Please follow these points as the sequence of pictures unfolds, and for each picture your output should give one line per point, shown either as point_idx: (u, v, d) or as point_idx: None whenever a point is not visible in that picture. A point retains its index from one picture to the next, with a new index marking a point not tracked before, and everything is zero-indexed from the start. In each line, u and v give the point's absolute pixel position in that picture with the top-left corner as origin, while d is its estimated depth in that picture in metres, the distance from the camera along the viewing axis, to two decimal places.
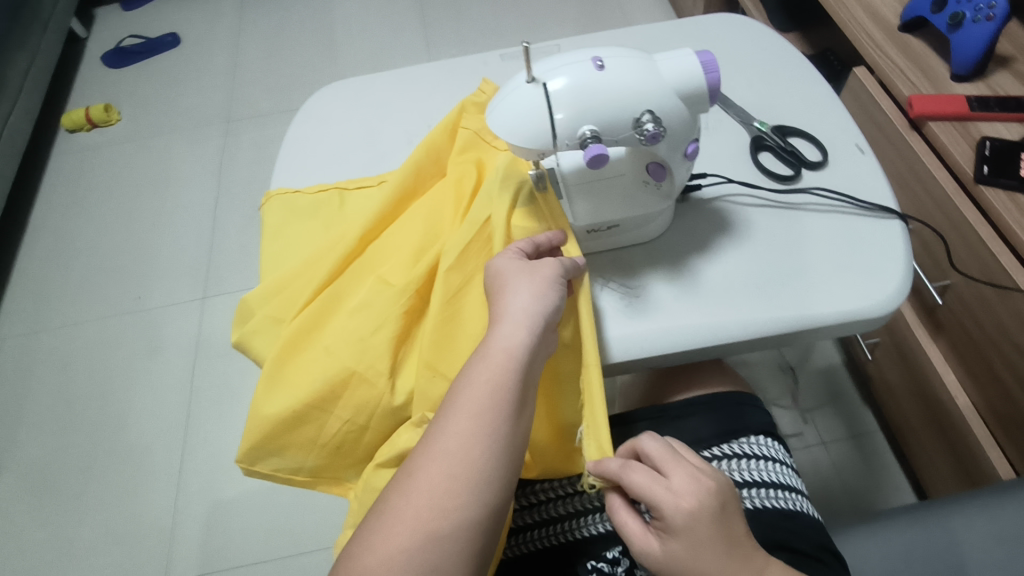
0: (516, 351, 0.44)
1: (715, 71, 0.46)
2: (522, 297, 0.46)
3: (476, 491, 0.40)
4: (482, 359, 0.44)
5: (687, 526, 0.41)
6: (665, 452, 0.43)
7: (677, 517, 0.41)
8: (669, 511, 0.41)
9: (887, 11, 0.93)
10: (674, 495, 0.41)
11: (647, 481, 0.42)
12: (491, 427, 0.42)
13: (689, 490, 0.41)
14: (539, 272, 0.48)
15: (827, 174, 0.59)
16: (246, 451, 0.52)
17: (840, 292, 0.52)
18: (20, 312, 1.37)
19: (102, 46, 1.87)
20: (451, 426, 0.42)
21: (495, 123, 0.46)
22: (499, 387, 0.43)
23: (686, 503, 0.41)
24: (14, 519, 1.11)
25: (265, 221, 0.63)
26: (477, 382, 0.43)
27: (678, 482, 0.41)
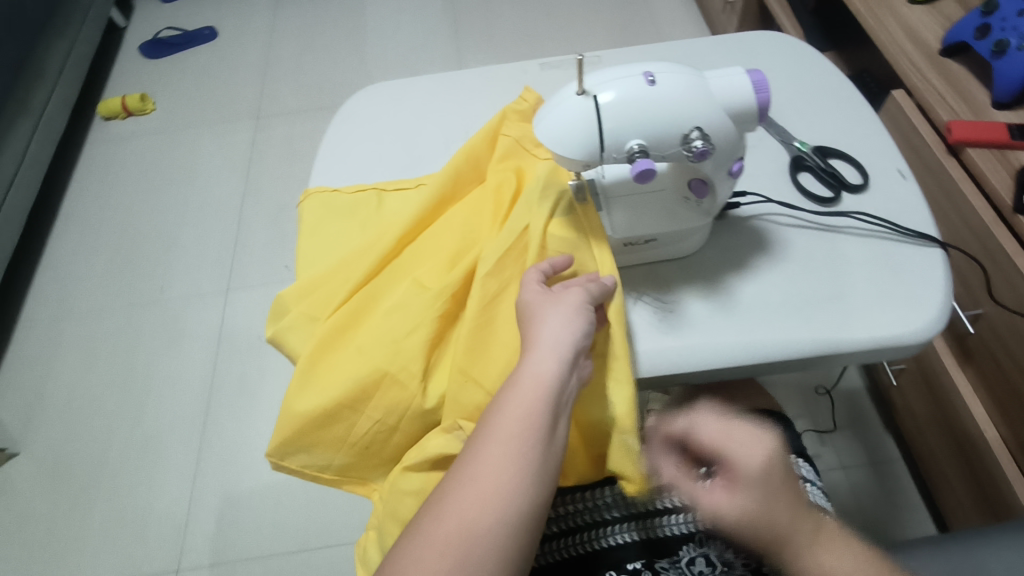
0: (548, 380, 0.44)
1: (765, 90, 0.45)
2: (553, 324, 0.46)
3: (506, 520, 0.39)
4: (515, 385, 0.44)
5: (747, 475, 0.44)
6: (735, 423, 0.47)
7: (737, 464, 0.44)
8: (731, 459, 0.45)
9: (928, 34, 0.92)
10: (735, 446, 0.45)
11: (715, 434, 0.46)
12: (522, 457, 0.41)
13: (751, 446, 0.45)
14: (565, 301, 0.48)
15: (867, 197, 0.59)
16: (276, 446, 0.53)
17: (878, 318, 0.52)
18: (48, 294, 1.40)
19: (140, 37, 1.91)
20: (483, 452, 0.41)
21: (543, 133, 0.46)
22: (531, 415, 0.42)
23: (749, 455, 0.44)
24: (33, 498, 1.13)
25: (302, 219, 0.64)
26: (508, 409, 0.43)
27: (739, 438, 0.46)
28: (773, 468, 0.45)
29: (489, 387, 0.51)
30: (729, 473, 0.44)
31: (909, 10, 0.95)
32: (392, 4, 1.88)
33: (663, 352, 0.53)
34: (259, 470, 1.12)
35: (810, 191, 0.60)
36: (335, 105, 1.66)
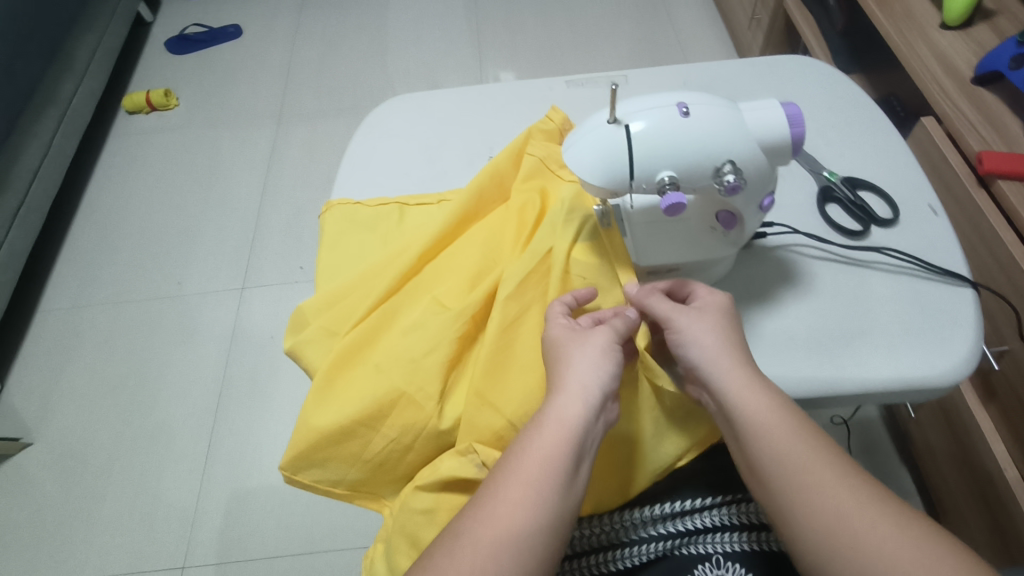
0: (572, 426, 0.43)
1: (801, 124, 0.45)
2: (580, 366, 0.45)
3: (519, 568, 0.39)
4: (536, 428, 0.43)
5: (723, 319, 0.48)
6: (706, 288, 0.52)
7: (715, 308, 0.48)
8: (710, 302, 0.49)
9: (960, 61, 0.90)
10: (713, 297, 0.49)
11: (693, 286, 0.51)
12: (541, 506, 0.41)
13: (726, 300, 0.50)
14: (594, 342, 0.47)
15: (897, 232, 0.58)
16: (289, 460, 0.53)
17: (902, 357, 0.51)
18: (67, 284, 1.41)
19: (166, 33, 1.93)
20: (500, 497, 0.41)
21: (572, 159, 0.46)
22: (551, 461, 0.42)
23: (725, 307, 0.49)
24: (44, 487, 1.14)
25: (324, 230, 0.64)
26: (528, 454, 0.42)
27: (715, 293, 0.50)
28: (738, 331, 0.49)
29: (505, 411, 0.50)
30: (707, 313, 0.48)
31: (941, 36, 0.94)
32: (416, 9, 1.89)
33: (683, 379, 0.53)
34: (266, 470, 1.12)
35: (839, 224, 0.59)
36: (356, 108, 1.66)
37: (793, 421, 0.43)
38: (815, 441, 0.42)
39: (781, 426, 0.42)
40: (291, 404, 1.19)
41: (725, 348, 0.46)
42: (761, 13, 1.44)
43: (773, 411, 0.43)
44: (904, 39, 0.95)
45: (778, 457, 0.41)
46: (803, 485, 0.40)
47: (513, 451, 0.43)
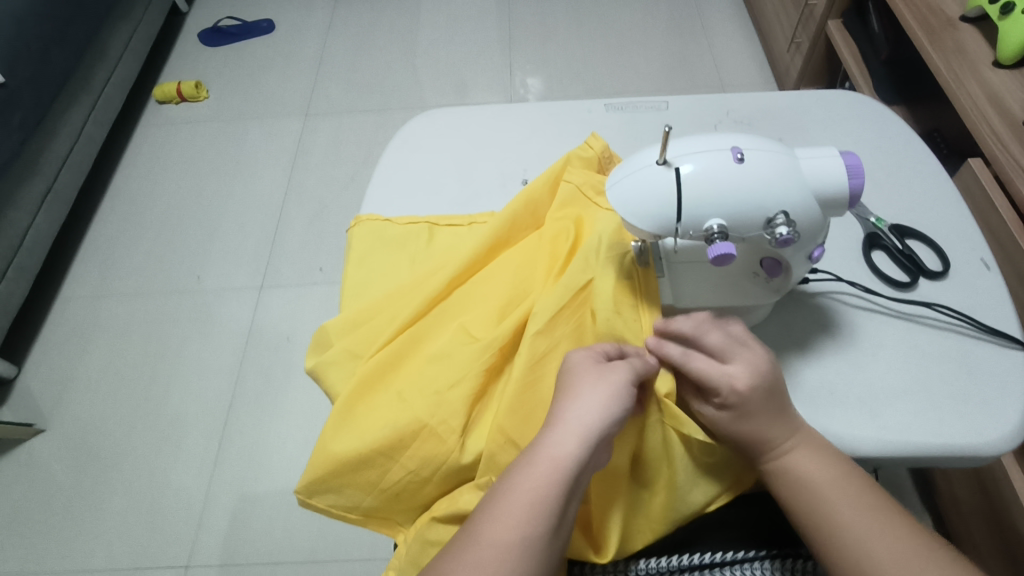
0: (564, 464, 0.43)
1: (860, 176, 0.43)
2: (586, 405, 0.44)
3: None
4: (531, 464, 0.43)
5: (766, 393, 0.46)
6: (743, 329, 0.49)
7: (757, 384, 0.46)
8: (749, 381, 0.46)
9: (1010, 97, 0.87)
10: (751, 359, 0.47)
11: (724, 345, 0.47)
12: (523, 543, 0.41)
13: (765, 360, 0.47)
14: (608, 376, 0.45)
15: (946, 288, 0.55)
16: (305, 484, 0.51)
17: (949, 421, 0.48)
18: (89, 272, 1.42)
19: (200, 24, 1.94)
20: (486, 530, 0.42)
21: (616, 199, 0.44)
22: (540, 497, 0.42)
23: (764, 371, 0.46)
24: (54, 476, 1.15)
25: (351, 245, 0.63)
26: (518, 489, 0.42)
27: (753, 355, 0.47)
28: (782, 380, 0.48)
29: None
30: (747, 394, 0.46)
31: (993, 73, 0.90)
32: (449, 12, 1.88)
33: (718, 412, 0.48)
34: (275, 473, 1.11)
35: (884, 273, 0.57)
36: (383, 109, 1.66)
37: (842, 508, 0.44)
38: (871, 523, 0.43)
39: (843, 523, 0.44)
40: (303, 407, 1.18)
41: (772, 424, 0.46)
42: (800, 36, 1.41)
43: (819, 473, 0.45)
44: (952, 73, 0.92)
45: (825, 529, 0.44)
46: (849, 547, 0.43)
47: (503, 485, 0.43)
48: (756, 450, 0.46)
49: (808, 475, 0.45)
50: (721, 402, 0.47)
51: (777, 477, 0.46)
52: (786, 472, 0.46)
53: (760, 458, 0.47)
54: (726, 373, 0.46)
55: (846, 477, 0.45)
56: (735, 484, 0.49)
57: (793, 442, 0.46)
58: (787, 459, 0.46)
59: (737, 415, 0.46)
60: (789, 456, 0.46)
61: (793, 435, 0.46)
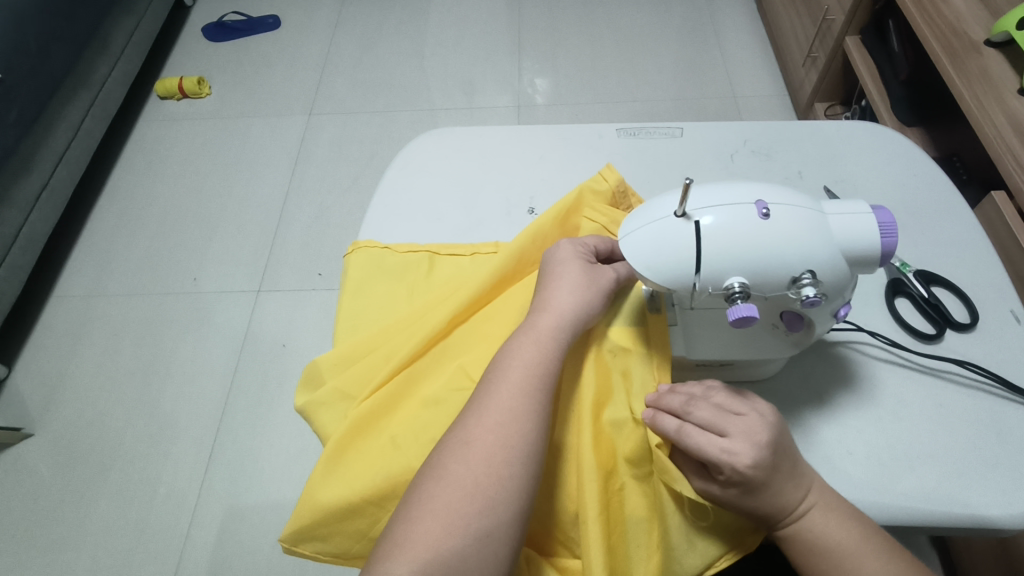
0: (531, 363, 0.44)
1: (893, 234, 0.40)
2: (548, 313, 0.46)
3: (484, 510, 0.39)
4: (499, 366, 0.45)
5: (770, 463, 0.41)
6: (726, 395, 0.44)
7: (760, 457, 0.41)
8: (750, 456, 0.41)
9: None
10: (746, 428, 0.42)
11: (715, 418, 0.42)
12: (499, 439, 0.41)
13: (760, 426, 0.42)
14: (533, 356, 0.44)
15: (973, 342, 0.53)
16: (290, 532, 0.48)
17: (975, 489, 0.46)
18: (84, 270, 1.40)
19: (205, 19, 1.91)
20: (466, 435, 0.42)
21: (630, 250, 0.42)
22: (507, 397, 0.43)
23: (762, 439, 0.41)
24: (42, 479, 1.13)
25: (348, 273, 0.60)
26: (489, 394, 0.43)
27: (746, 424, 0.42)
28: (785, 432, 0.43)
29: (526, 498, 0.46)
30: (752, 470, 0.40)
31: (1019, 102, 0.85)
32: (458, 12, 1.84)
33: (718, 488, 0.42)
34: (265, 486, 1.09)
35: (909, 324, 0.54)
36: (387, 111, 1.62)
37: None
38: None
39: None
40: (297, 419, 1.15)
41: (783, 491, 0.41)
42: (817, 50, 1.37)
43: (840, 537, 0.41)
44: (976, 102, 0.87)
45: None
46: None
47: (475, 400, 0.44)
48: (770, 519, 0.42)
49: (830, 541, 0.41)
50: (727, 480, 0.42)
51: (796, 544, 0.42)
52: (805, 540, 0.42)
53: (775, 524, 0.43)
54: (724, 449, 0.41)
55: (869, 540, 0.41)
56: (738, 546, 0.45)
57: (807, 503, 0.42)
58: (804, 524, 0.42)
59: (746, 490, 0.41)
60: (806, 519, 0.42)
61: (806, 496, 0.42)
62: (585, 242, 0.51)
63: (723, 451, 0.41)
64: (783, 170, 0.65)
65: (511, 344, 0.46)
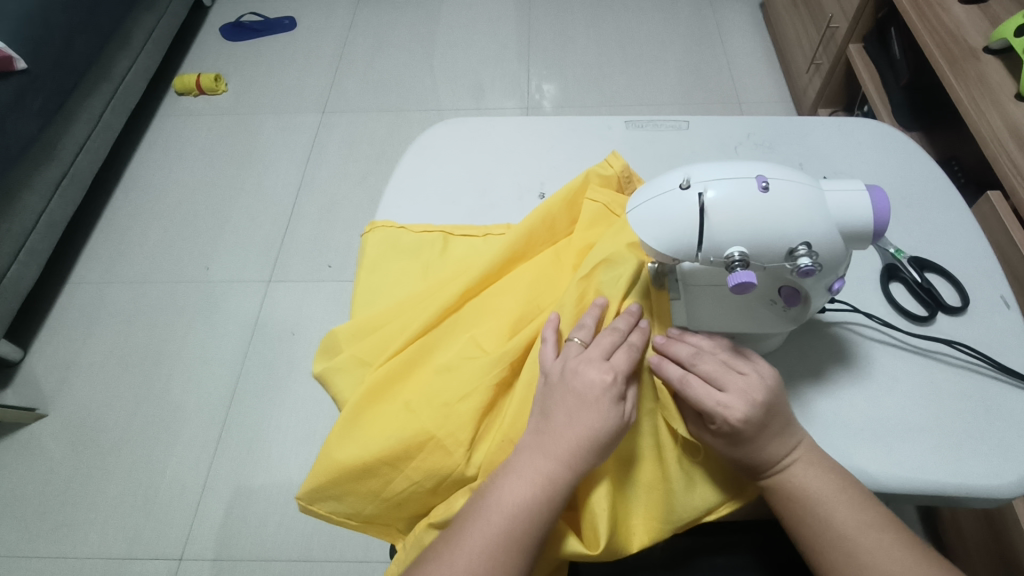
0: (581, 436, 0.44)
1: (885, 211, 0.42)
2: (563, 429, 0.44)
3: (506, 557, 0.42)
4: (509, 477, 0.44)
5: (761, 420, 0.44)
6: (730, 354, 0.48)
7: (752, 413, 0.44)
8: (742, 411, 0.44)
9: None
10: (744, 387, 0.45)
11: (716, 373, 0.46)
12: (511, 557, 0.42)
13: (758, 386, 0.45)
14: (579, 422, 0.44)
15: (965, 323, 0.55)
16: (307, 490, 0.51)
17: (962, 461, 0.48)
18: (99, 258, 1.43)
19: (222, 18, 1.96)
20: (498, 495, 0.43)
21: (638, 222, 0.45)
22: (519, 519, 0.42)
23: (757, 398, 0.44)
24: (53, 459, 1.15)
25: (364, 250, 0.63)
26: (498, 507, 0.43)
27: (745, 383, 0.45)
28: (781, 395, 0.46)
29: None
30: (743, 424, 0.44)
31: (1015, 106, 0.87)
32: (468, 16, 1.89)
33: (710, 439, 0.46)
34: (272, 469, 1.11)
35: (903, 306, 0.56)
36: (398, 109, 1.66)
37: (844, 532, 0.43)
38: (882, 537, 0.43)
39: (848, 549, 0.42)
40: (303, 405, 1.17)
41: (767, 446, 0.44)
42: (821, 57, 1.40)
43: (818, 489, 0.44)
44: (973, 105, 0.89)
45: (823, 546, 0.43)
46: (850, 567, 0.42)
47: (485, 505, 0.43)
48: (754, 471, 0.45)
49: (808, 491, 0.44)
50: (718, 430, 0.45)
51: (776, 493, 0.45)
52: (784, 489, 0.45)
53: (758, 475, 0.46)
54: (720, 403, 0.44)
55: (844, 492, 0.44)
56: (738, 495, 0.47)
57: (791, 457, 0.45)
58: (785, 475, 0.45)
59: (734, 442, 0.45)
60: (787, 474, 0.45)
61: (791, 453, 0.45)
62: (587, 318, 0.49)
63: (718, 407, 0.44)
64: (783, 161, 0.68)
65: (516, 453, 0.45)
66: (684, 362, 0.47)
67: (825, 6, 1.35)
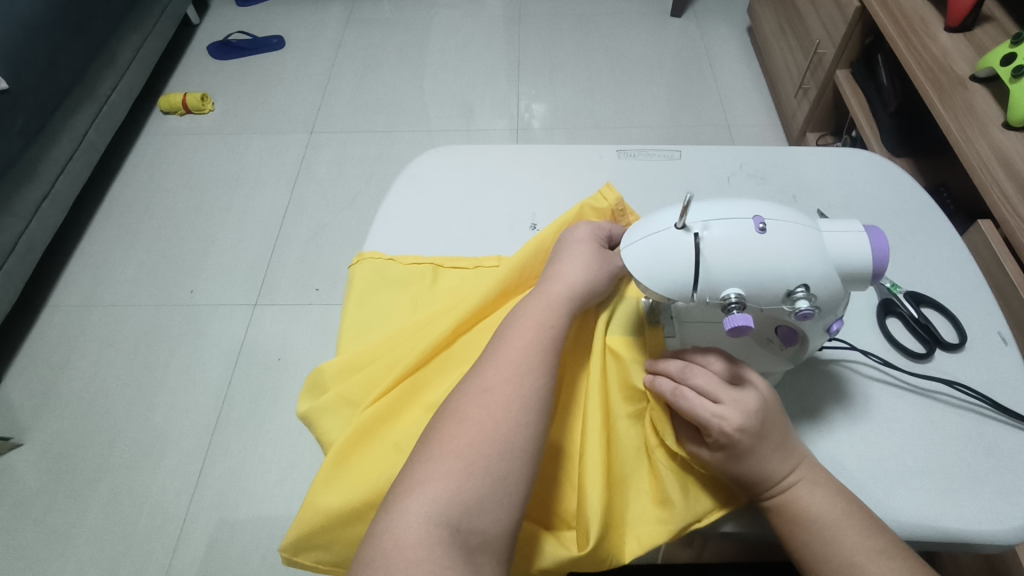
0: (543, 319, 0.48)
1: (884, 254, 0.42)
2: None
3: (503, 453, 0.41)
4: (492, 366, 0.45)
5: (758, 430, 0.43)
6: (724, 366, 0.46)
7: (748, 423, 0.43)
8: (738, 421, 0.43)
9: (1018, 154, 0.85)
10: (739, 399, 0.44)
11: (710, 385, 0.45)
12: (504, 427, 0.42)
13: (753, 398, 0.44)
14: (555, 304, 0.49)
15: (963, 360, 0.54)
16: (291, 540, 0.48)
17: (964, 506, 0.46)
18: (80, 281, 1.39)
19: (210, 37, 1.95)
20: (481, 374, 0.45)
21: (631, 260, 0.43)
22: (509, 394, 0.43)
23: (753, 408, 0.44)
24: (27, 489, 1.10)
25: (352, 282, 0.62)
26: (484, 388, 0.44)
27: (740, 394, 0.44)
28: (777, 408, 0.45)
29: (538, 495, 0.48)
30: (739, 433, 0.43)
31: (1003, 135, 0.88)
32: (458, 37, 1.89)
33: (705, 451, 0.45)
34: (256, 500, 1.08)
35: (900, 343, 0.56)
36: (387, 130, 1.65)
37: (847, 546, 0.41)
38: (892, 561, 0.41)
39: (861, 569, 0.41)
40: (289, 433, 1.14)
41: (767, 461, 0.43)
42: (809, 82, 1.41)
43: (823, 512, 0.43)
44: (962, 133, 0.89)
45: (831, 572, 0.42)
46: None
47: (504, 424, 0.42)
48: (755, 488, 0.44)
49: (813, 514, 0.43)
50: (715, 443, 0.44)
51: (780, 515, 0.44)
52: (787, 510, 0.44)
53: (760, 493, 0.45)
54: (715, 413, 0.44)
55: (850, 516, 0.43)
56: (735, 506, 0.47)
57: (793, 477, 0.44)
58: (789, 496, 0.44)
59: (733, 455, 0.44)
60: (791, 493, 0.44)
61: (792, 471, 0.44)
62: (579, 238, 0.54)
63: (714, 418, 0.44)
64: (777, 192, 0.67)
65: (505, 341, 0.47)
66: (678, 376, 0.46)
67: (812, 32, 1.37)
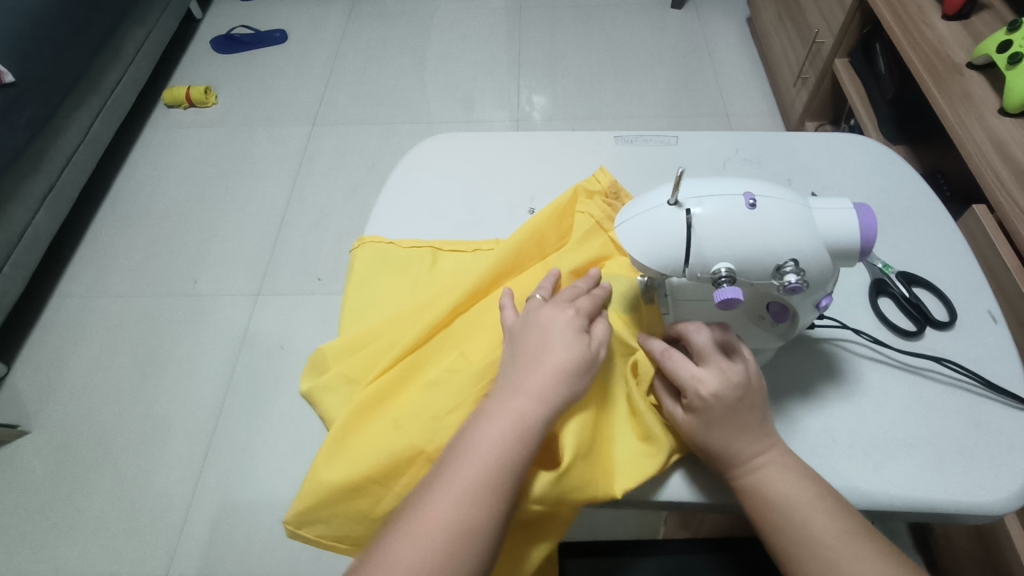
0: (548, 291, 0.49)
1: (873, 229, 0.42)
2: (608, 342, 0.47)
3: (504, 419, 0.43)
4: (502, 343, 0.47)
5: (734, 402, 0.45)
6: (721, 335, 0.47)
7: (725, 391, 0.44)
8: (714, 387, 0.45)
9: (1014, 140, 0.86)
10: (723, 367, 0.45)
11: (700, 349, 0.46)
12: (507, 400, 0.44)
13: (737, 370, 0.45)
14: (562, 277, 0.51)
15: (953, 338, 0.55)
16: (295, 513, 0.49)
17: (953, 479, 0.47)
18: (84, 272, 1.41)
19: (213, 31, 1.95)
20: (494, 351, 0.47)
21: (625, 237, 0.44)
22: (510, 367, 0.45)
23: (734, 380, 0.45)
24: (34, 476, 1.12)
25: (353, 266, 0.63)
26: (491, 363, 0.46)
27: (726, 363, 0.45)
28: (760, 389, 0.46)
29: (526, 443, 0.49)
30: (713, 399, 0.44)
31: (998, 121, 0.88)
32: (460, 29, 1.90)
33: (684, 413, 0.47)
34: (258, 485, 1.09)
35: (891, 321, 0.57)
36: (388, 122, 1.66)
37: (810, 528, 0.42)
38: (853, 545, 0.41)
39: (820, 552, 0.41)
40: (291, 420, 1.16)
41: (740, 435, 0.45)
42: (808, 72, 1.41)
43: (791, 495, 0.44)
44: (958, 119, 0.90)
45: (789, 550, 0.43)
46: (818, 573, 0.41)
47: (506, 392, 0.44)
48: (726, 464, 0.45)
49: (778, 496, 0.44)
50: (690, 405, 0.46)
51: (746, 494, 0.45)
52: (753, 488, 0.45)
53: (730, 471, 0.46)
54: (694, 376, 0.45)
55: (820, 500, 0.43)
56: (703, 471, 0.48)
57: (763, 459, 0.45)
58: (757, 477, 0.45)
59: (707, 421, 0.45)
60: (761, 474, 0.45)
61: (763, 453, 0.45)
62: None
63: (692, 381, 0.45)
64: (773, 176, 0.68)
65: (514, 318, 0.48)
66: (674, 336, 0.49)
67: (812, 22, 1.37)
